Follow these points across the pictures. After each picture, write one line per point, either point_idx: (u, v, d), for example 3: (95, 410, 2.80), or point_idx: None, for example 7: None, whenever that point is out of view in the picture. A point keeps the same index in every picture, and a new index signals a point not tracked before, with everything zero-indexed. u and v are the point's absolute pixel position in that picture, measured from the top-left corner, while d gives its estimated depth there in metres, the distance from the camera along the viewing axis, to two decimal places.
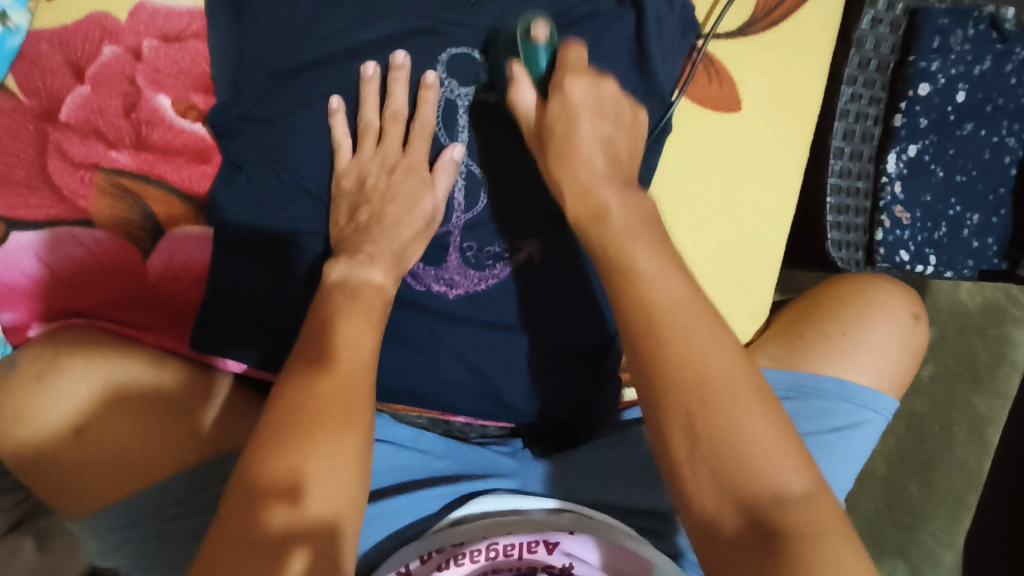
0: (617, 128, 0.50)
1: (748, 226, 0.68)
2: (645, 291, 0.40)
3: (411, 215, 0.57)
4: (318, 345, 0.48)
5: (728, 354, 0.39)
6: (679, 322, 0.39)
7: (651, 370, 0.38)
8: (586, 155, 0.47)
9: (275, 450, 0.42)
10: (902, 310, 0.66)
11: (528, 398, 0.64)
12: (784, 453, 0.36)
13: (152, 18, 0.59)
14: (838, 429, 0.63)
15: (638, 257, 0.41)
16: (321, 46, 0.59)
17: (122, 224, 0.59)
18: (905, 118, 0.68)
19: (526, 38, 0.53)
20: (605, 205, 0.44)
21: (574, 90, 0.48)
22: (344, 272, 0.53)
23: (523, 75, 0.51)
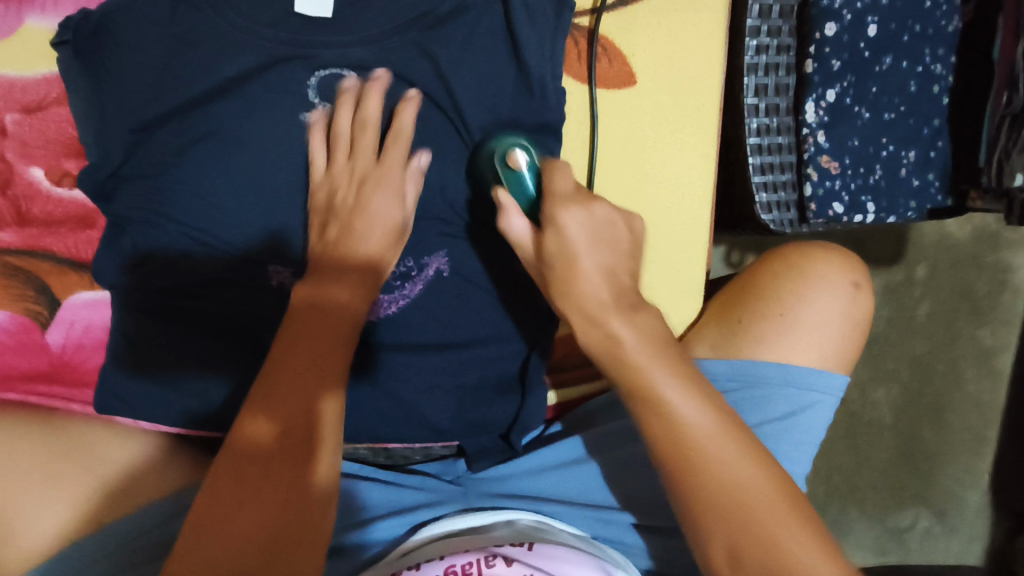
0: (615, 254, 0.50)
1: (667, 202, 0.65)
2: (679, 425, 0.46)
3: (377, 229, 0.53)
4: (288, 362, 0.46)
5: (764, 484, 0.45)
6: (713, 456, 0.46)
7: (691, 496, 0.46)
8: (591, 291, 0.48)
9: (273, 472, 0.43)
10: (841, 280, 0.62)
11: (453, 416, 0.63)
12: (817, 550, 0.43)
13: (9, 91, 0.58)
14: (789, 415, 0.60)
15: (662, 388, 0.47)
16: (181, 89, 0.56)
17: (20, 300, 0.60)
18: (816, 62, 0.63)
19: (504, 167, 0.53)
20: (614, 337, 0.48)
21: (570, 223, 0.49)
22: (309, 293, 0.50)
23: (510, 203, 0.51)
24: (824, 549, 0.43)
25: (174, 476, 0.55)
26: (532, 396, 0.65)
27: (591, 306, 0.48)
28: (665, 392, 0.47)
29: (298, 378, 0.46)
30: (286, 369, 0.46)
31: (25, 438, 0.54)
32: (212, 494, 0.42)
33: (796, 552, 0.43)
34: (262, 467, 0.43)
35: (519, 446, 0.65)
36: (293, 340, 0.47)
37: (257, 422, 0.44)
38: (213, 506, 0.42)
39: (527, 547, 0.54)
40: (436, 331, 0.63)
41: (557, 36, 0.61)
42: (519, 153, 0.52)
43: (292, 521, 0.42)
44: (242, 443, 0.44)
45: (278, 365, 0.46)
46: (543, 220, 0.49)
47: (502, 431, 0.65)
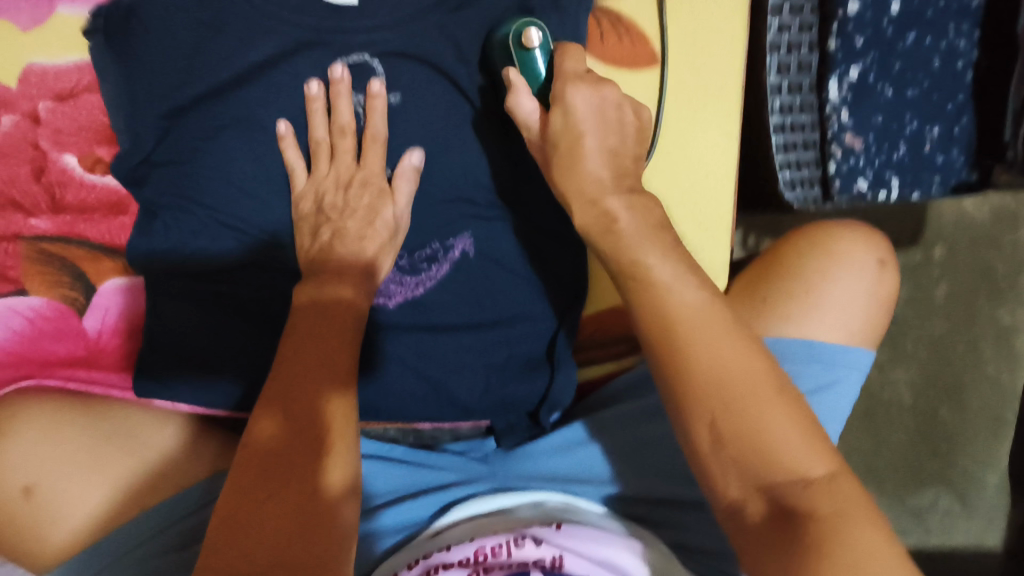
0: (622, 138, 0.51)
1: (689, 182, 0.65)
2: (661, 296, 0.45)
3: (373, 228, 0.57)
4: (295, 363, 0.49)
5: (756, 367, 0.43)
6: (695, 329, 0.44)
7: (675, 378, 0.43)
8: (593, 176, 0.49)
9: (290, 463, 0.45)
10: (866, 258, 0.63)
11: (482, 394, 0.63)
12: (807, 444, 0.41)
13: (42, 80, 0.59)
14: (815, 393, 0.60)
15: (653, 266, 0.46)
16: (209, 75, 0.57)
17: (56, 287, 0.61)
18: (840, 40, 0.63)
19: (518, 44, 0.54)
20: (612, 217, 0.48)
21: (577, 102, 0.50)
22: (311, 292, 0.53)
23: (520, 83, 0.52)
24: (808, 435, 0.41)
25: (214, 458, 0.57)
26: (559, 373, 0.65)
27: (591, 185, 0.49)
28: (654, 268, 0.46)
29: (307, 375, 0.48)
30: (296, 367, 0.49)
31: (59, 421, 0.55)
32: (231, 496, 0.43)
33: (782, 436, 0.41)
34: (279, 459, 0.45)
35: (547, 423, 0.66)
36: (299, 342, 0.50)
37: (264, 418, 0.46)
38: (233, 507, 0.43)
39: (556, 526, 0.55)
40: (462, 312, 0.63)
41: (580, 15, 0.61)
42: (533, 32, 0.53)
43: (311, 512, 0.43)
44: (254, 443, 0.46)
45: (286, 365, 0.49)
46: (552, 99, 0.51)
47: (530, 410, 0.66)
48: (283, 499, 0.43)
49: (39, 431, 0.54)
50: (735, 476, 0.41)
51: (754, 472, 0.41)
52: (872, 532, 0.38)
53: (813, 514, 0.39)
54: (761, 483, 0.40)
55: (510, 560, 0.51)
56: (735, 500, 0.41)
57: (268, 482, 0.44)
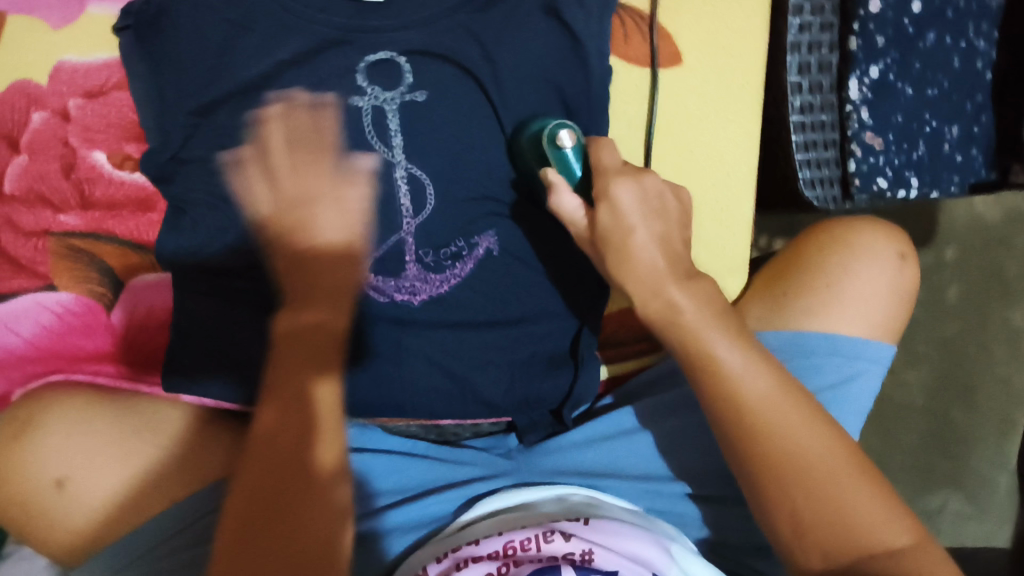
0: (666, 221, 0.52)
1: (711, 180, 0.66)
2: (736, 389, 0.49)
3: (338, 229, 0.53)
4: (287, 381, 0.49)
5: (835, 456, 0.48)
6: (774, 419, 0.48)
7: (754, 469, 0.48)
8: (646, 261, 0.50)
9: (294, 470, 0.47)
10: (887, 251, 0.63)
11: (505, 392, 0.64)
12: (886, 518, 0.46)
13: (72, 77, 0.59)
14: (836, 386, 0.61)
15: (724, 358, 0.49)
16: (239, 72, 0.57)
17: (84, 282, 0.61)
18: (860, 39, 0.63)
19: (552, 144, 0.53)
20: (675, 307, 0.50)
21: (623, 196, 0.49)
22: (290, 322, 0.50)
23: (561, 184, 0.51)
24: (884, 511, 0.47)
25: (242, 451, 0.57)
26: (584, 370, 0.66)
27: (649, 276, 0.50)
28: (726, 361, 0.49)
29: (303, 388, 0.49)
30: (292, 377, 0.49)
31: (87, 415, 0.55)
32: (238, 496, 0.46)
33: (859, 512, 0.46)
34: (286, 465, 0.47)
35: (570, 421, 0.66)
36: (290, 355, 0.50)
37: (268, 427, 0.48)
38: (238, 506, 0.45)
39: (582, 522, 0.55)
40: (487, 309, 0.63)
41: (604, 14, 0.62)
42: (566, 132, 0.52)
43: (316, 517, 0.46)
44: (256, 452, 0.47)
45: (283, 376, 0.49)
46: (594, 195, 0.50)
47: (553, 406, 0.66)
48: (291, 504, 0.46)
49: (68, 426, 0.54)
50: (819, 556, 0.46)
51: (835, 553, 0.46)
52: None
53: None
54: (842, 558, 0.46)
55: (541, 555, 0.52)
56: (817, 574, 0.46)
57: (275, 488, 0.46)
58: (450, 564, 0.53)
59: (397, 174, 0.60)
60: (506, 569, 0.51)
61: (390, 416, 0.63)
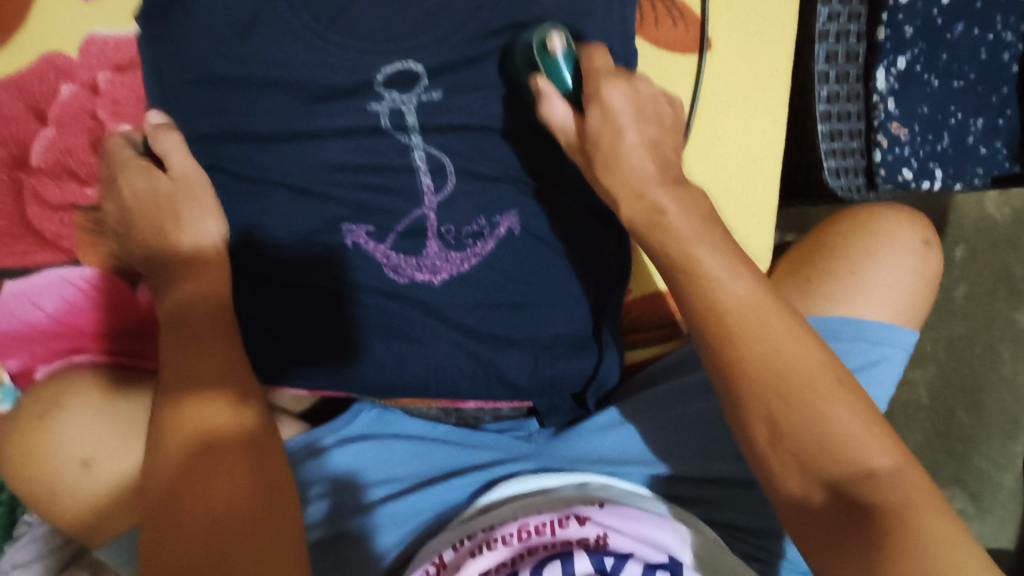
0: (661, 130, 0.51)
1: (737, 167, 0.65)
2: (717, 295, 0.46)
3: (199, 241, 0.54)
4: (181, 349, 0.47)
5: (821, 365, 0.44)
6: (752, 327, 0.45)
7: (726, 371, 0.45)
8: (636, 164, 0.49)
9: (231, 440, 0.44)
10: (911, 238, 0.63)
11: (530, 374, 0.62)
12: (873, 435, 0.42)
13: (102, 50, 0.59)
14: (860, 370, 0.60)
15: (703, 258, 0.47)
16: (266, 47, 0.58)
17: (110, 257, 0.60)
18: (889, 29, 0.64)
19: (543, 52, 0.52)
20: (657, 209, 0.49)
21: (613, 96, 0.49)
22: (177, 294, 0.51)
23: (550, 89, 0.51)
24: (870, 425, 0.42)
25: None
26: (607, 354, 0.64)
27: (634, 177, 0.49)
28: (708, 268, 0.46)
29: (225, 366, 0.47)
30: (200, 363, 0.46)
31: (108, 394, 0.54)
32: (161, 494, 0.41)
33: (842, 424, 0.42)
34: (225, 443, 0.43)
35: (592, 405, 0.66)
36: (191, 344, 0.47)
37: (205, 415, 0.44)
38: (167, 501, 0.41)
39: (599, 506, 0.55)
40: (507, 289, 0.62)
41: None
42: (557, 38, 0.52)
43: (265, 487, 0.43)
44: (183, 445, 0.43)
45: (188, 358, 0.46)
46: (585, 98, 0.50)
47: (574, 393, 0.65)
48: (230, 481, 0.42)
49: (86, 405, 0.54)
50: (799, 475, 0.42)
51: (816, 470, 0.42)
52: (941, 519, 0.39)
53: (876, 506, 0.39)
54: (819, 476, 0.41)
55: (555, 539, 0.52)
56: (798, 496, 0.42)
57: (209, 463, 0.42)
58: (466, 550, 0.52)
59: (415, 157, 0.62)
60: (521, 558, 0.50)
61: (413, 396, 0.61)
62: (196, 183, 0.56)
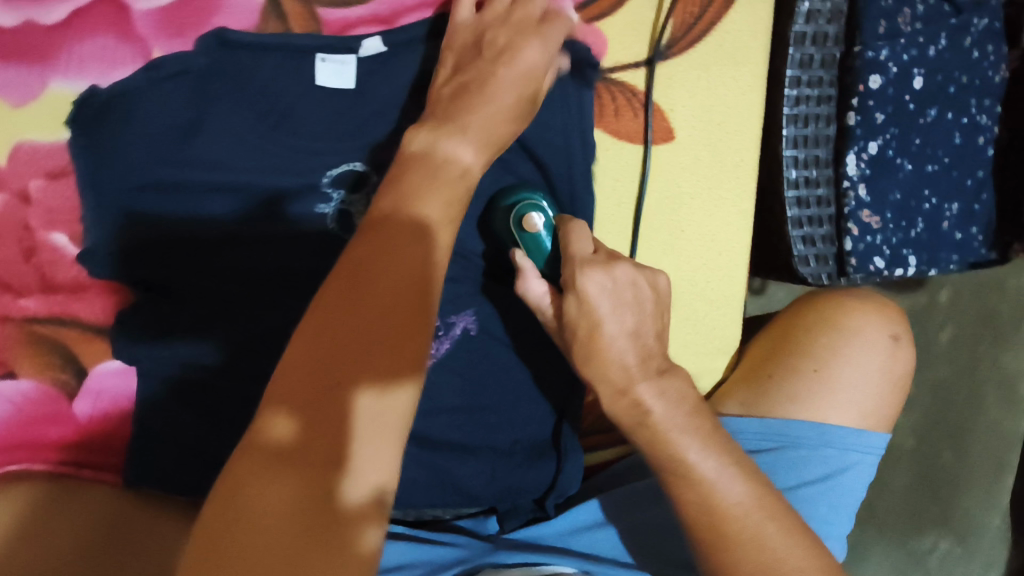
0: (640, 315, 0.48)
1: (702, 259, 0.64)
2: (706, 491, 0.47)
3: (501, 121, 0.48)
4: (357, 279, 0.36)
5: (815, 568, 0.45)
6: (744, 529, 0.46)
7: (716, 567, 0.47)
8: (619, 362, 0.47)
9: (314, 454, 0.32)
10: (879, 333, 0.60)
11: (485, 481, 0.60)
12: None
13: (33, 158, 0.57)
14: (824, 478, 0.57)
15: (691, 458, 0.47)
16: (205, 151, 0.55)
17: (47, 369, 0.58)
18: (859, 115, 0.61)
19: (521, 228, 0.53)
20: (641, 407, 0.48)
21: (591, 288, 0.46)
22: (426, 144, 0.44)
23: (528, 266, 0.50)
24: None
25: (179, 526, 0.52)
26: (568, 461, 0.62)
27: (617, 375, 0.48)
28: (699, 466, 0.47)
29: (359, 339, 0.35)
30: (343, 318, 0.35)
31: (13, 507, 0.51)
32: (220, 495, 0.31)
33: None
34: (305, 458, 0.32)
35: (551, 509, 0.63)
36: (353, 280, 0.36)
37: (290, 414, 0.33)
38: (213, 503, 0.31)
39: None
40: (463, 393, 0.61)
41: (584, 86, 0.59)
42: (535, 215, 0.53)
43: (313, 539, 0.30)
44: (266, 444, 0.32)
45: (330, 309, 0.35)
46: (563, 284, 0.48)
47: (536, 496, 0.63)
48: (281, 513, 0.30)
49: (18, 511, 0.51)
50: None
51: None
52: None
53: None
54: None
55: None
56: None
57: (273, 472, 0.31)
58: None
59: None
60: None
61: None
62: (526, 110, 0.51)
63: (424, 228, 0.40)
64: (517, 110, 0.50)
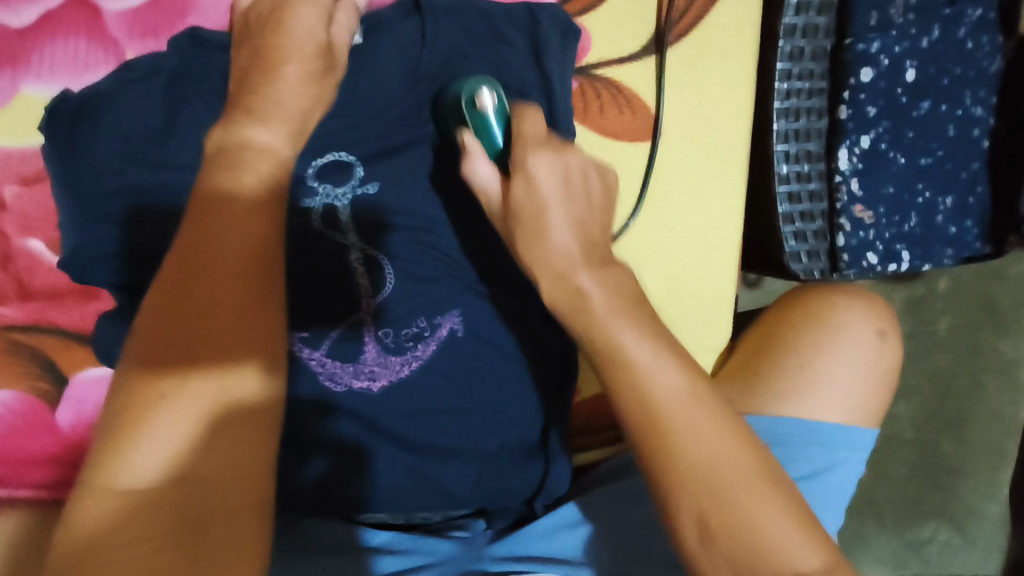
0: (588, 209, 0.45)
1: (691, 256, 0.63)
2: (642, 381, 0.41)
3: (309, 79, 0.44)
4: (208, 268, 0.35)
5: (744, 461, 0.40)
6: (682, 419, 0.40)
7: (654, 467, 0.40)
8: (558, 245, 0.43)
9: (240, 433, 0.33)
10: (866, 328, 0.59)
11: (472, 482, 0.59)
12: (800, 536, 0.40)
13: (7, 162, 0.56)
14: (810, 476, 0.56)
15: (626, 344, 0.41)
16: (182, 151, 0.54)
17: (26, 378, 0.57)
18: (851, 108, 0.60)
19: (472, 109, 0.50)
20: (584, 295, 0.42)
21: (539, 168, 0.44)
22: (222, 138, 0.39)
23: (477, 149, 0.47)
24: (802, 529, 0.40)
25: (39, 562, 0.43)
26: (555, 465, 0.62)
27: (559, 260, 0.42)
28: (635, 357, 0.41)
29: (221, 341, 0.34)
30: (177, 331, 0.33)
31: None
32: (108, 507, 0.30)
33: (773, 531, 0.40)
34: (236, 428, 0.33)
35: (539, 510, 0.62)
36: (193, 275, 0.34)
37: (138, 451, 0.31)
38: (139, 498, 0.31)
39: None
40: (450, 395, 0.59)
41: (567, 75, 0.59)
42: (487, 95, 0.50)
43: (258, 506, 0.33)
44: (119, 476, 0.31)
45: (179, 307, 0.34)
46: (512, 166, 0.45)
47: (525, 497, 0.62)
48: (247, 474, 0.33)
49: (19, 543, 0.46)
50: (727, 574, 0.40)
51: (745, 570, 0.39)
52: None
53: None
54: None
55: None
56: None
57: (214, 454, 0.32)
58: None
59: (353, 257, 0.57)
60: None
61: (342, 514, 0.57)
62: (330, 67, 0.46)
63: (267, 203, 0.37)
64: (311, 72, 0.44)
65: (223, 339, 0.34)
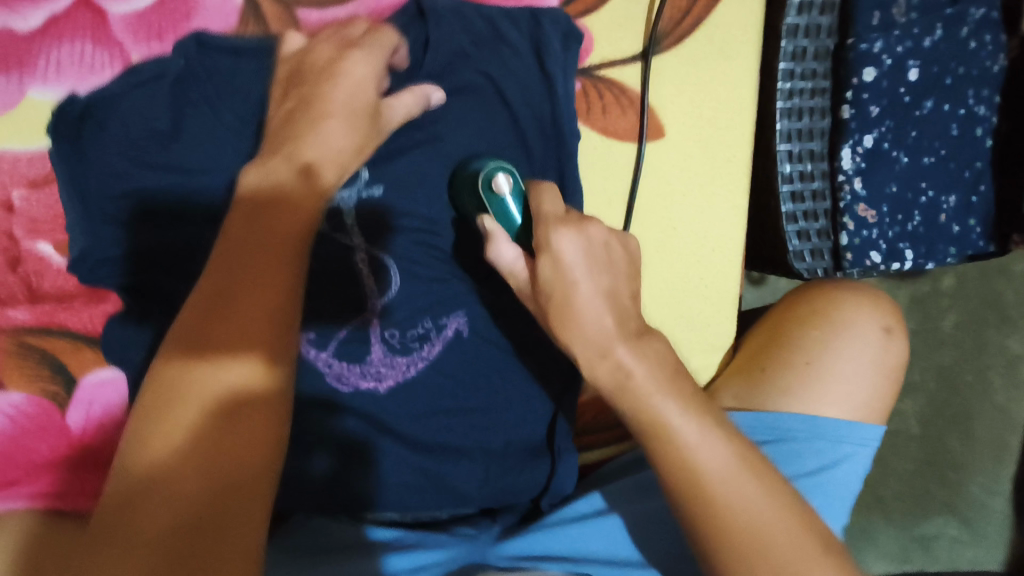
0: (614, 276, 0.45)
1: (696, 256, 0.63)
2: (683, 450, 0.42)
3: (353, 132, 0.44)
4: (240, 273, 0.37)
5: (787, 519, 0.41)
6: (728, 488, 0.41)
7: (700, 524, 0.42)
8: (590, 316, 0.43)
9: (253, 434, 0.34)
10: (870, 326, 0.59)
11: (479, 480, 0.59)
12: None
13: (15, 167, 0.57)
14: (816, 472, 0.56)
15: (670, 418, 0.42)
16: (189, 153, 0.54)
17: (36, 379, 0.58)
18: (854, 108, 0.60)
19: (489, 191, 0.50)
20: (624, 370, 0.43)
21: (565, 247, 0.44)
22: (256, 180, 0.40)
23: (498, 230, 0.47)
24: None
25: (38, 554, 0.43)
26: (563, 462, 0.62)
27: (596, 334, 0.43)
28: (681, 432, 0.42)
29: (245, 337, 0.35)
30: (211, 334, 0.35)
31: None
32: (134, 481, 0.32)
33: None
34: (253, 415, 0.35)
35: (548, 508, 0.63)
36: (231, 283, 0.36)
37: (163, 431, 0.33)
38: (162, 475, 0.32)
39: None
40: (456, 394, 0.60)
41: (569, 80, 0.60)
42: (502, 177, 0.50)
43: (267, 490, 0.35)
44: (146, 455, 0.33)
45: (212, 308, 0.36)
46: (535, 246, 0.45)
47: (533, 496, 0.62)
48: (260, 456, 0.34)
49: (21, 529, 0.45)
50: None
51: None
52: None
53: None
54: None
55: None
56: None
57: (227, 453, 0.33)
58: None
59: (359, 258, 0.58)
60: None
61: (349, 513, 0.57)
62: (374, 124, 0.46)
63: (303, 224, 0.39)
64: (357, 128, 0.44)
65: (254, 334, 0.36)
